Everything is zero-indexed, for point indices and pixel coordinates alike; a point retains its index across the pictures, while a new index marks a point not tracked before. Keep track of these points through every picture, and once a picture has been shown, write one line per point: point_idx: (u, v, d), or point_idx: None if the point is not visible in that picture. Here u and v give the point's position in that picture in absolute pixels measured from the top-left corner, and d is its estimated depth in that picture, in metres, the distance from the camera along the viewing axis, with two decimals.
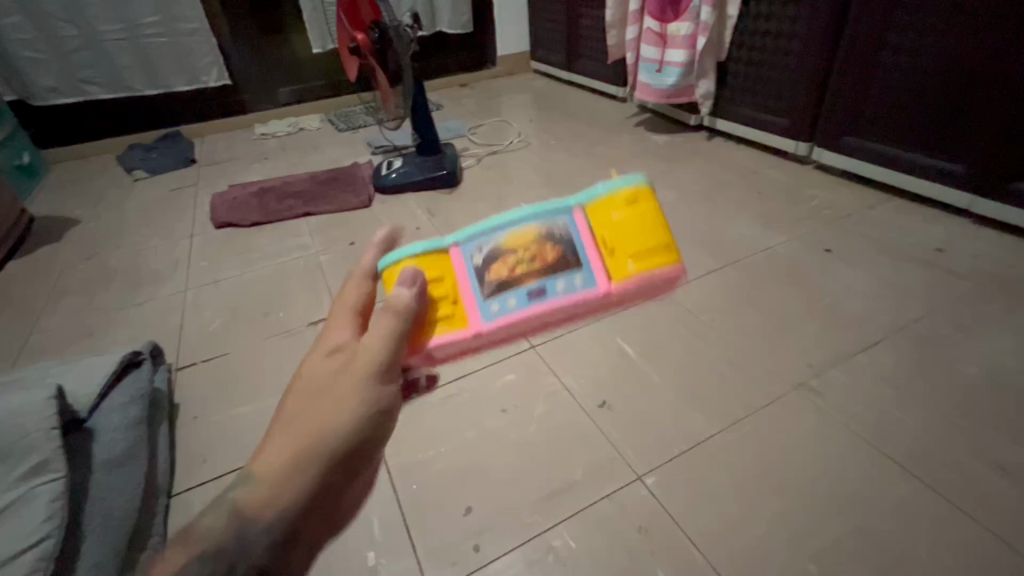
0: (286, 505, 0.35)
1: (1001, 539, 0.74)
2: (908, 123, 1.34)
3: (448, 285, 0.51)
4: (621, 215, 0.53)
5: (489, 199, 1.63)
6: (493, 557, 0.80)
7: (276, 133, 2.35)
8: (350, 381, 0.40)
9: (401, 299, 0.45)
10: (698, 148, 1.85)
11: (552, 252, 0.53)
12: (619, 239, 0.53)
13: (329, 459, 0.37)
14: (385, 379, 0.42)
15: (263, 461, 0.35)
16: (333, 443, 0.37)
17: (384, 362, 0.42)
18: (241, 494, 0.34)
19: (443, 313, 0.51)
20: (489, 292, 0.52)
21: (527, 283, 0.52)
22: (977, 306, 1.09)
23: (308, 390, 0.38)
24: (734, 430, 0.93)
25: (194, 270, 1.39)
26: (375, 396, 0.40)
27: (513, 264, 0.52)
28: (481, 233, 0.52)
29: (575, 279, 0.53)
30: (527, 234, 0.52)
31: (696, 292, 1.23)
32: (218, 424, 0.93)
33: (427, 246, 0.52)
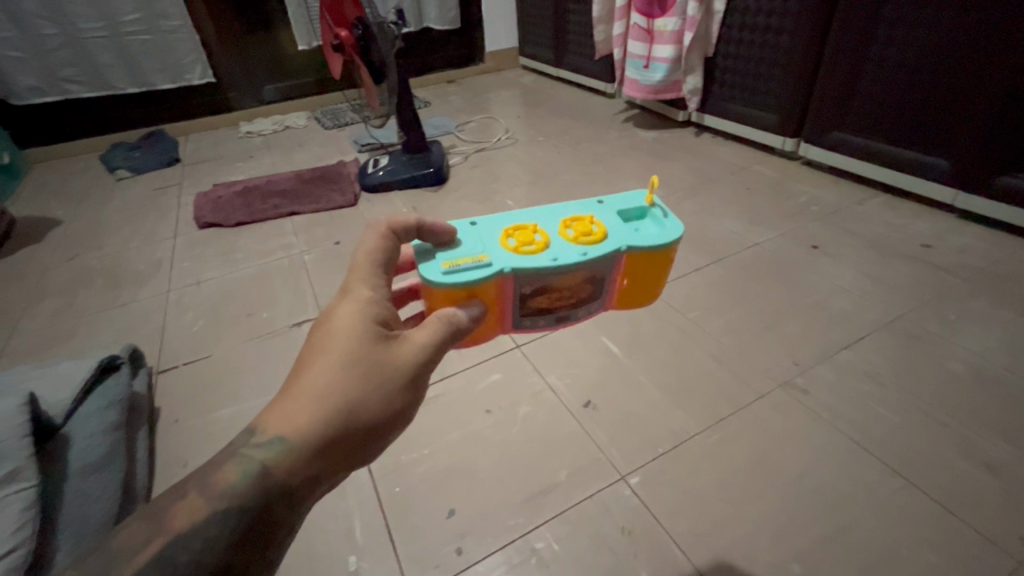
0: (309, 466, 0.40)
1: (987, 538, 0.70)
2: (893, 119, 1.43)
3: (493, 309, 0.53)
4: (652, 267, 0.56)
5: (476, 195, 1.76)
6: (476, 559, 0.73)
7: (263, 131, 2.48)
8: (390, 375, 0.44)
9: (459, 317, 0.48)
10: (686, 144, 1.98)
11: (587, 291, 0.55)
12: (639, 285, 0.57)
13: (354, 436, 0.42)
14: (418, 377, 0.46)
15: (293, 428, 0.40)
16: (362, 422, 0.42)
17: (423, 364, 0.46)
18: (270, 454, 0.39)
19: (483, 329, 0.54)
20: (526, 316, 0.55)
21: (557, 312, 0.56)
22: (963, 304, 1.09)
23: (350, 378, 0.42)
24: (716, 430, 0.87)
25: (177, 271, 1.48)
26: (405, 391, 0.45)
27: (553, 299, 0.54)
28: (537, 270, 0.51)
29: (592, 309, 0.58)
30: (574, 279, 0.53)
31: (676, 289, 1.21)
32: (199, 427, 0.99)
33: (484, 276, 0.49)
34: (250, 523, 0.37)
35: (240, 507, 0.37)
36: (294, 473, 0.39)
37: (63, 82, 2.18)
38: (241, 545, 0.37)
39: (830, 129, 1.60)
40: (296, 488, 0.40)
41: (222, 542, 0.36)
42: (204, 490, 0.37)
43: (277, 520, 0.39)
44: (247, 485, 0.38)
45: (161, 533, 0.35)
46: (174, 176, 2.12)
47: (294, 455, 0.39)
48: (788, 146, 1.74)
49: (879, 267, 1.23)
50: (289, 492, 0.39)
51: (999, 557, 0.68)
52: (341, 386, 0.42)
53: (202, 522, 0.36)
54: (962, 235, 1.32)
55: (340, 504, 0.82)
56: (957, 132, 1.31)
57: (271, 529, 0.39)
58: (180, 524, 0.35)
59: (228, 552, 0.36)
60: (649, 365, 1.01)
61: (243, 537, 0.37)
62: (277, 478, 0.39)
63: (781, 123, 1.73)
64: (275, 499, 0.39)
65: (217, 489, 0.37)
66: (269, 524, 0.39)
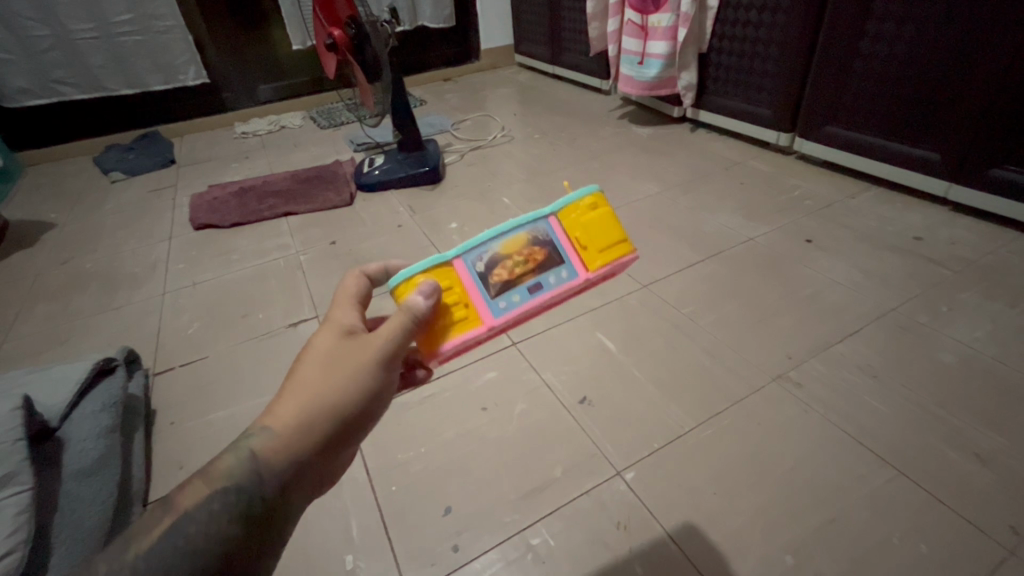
0: (291, 455, 0.42)
1: (977, 528, 0.71)
2: (886, 112, 1.44)
3: (458, 292, 0.55)
4: (590, 218, 0.59)
5: (471, 193, 1.76)
6: (472, 556, 0.74)
7: (258, 131, 2.48)
8: (359, 364, 0.47)
9: (417, 304, 0.50)
10: (681, 140, 1.97)
11: (540, 253, 0.58)
12: (590, 236, 0.59)
13: (332, 426, 0.44)
14: (389, 366, 0.49)
15: (275, 418, 0.42)
16: (336, 413, 0.45)
17: (392, 353, 0.48)
18: (256, 443, 0.41)
19: (458, 316, 0.54)
20: (495, 294, 0.56)
21: (524, 281, 0.57)
22: (955, 296, 1.10)
23: (321, 371, 0.45)
24: (711, 424, 0.88)
25: (172, 273, 1.48)
26: (376, 379, 0.47)
27: (511, 268, 0.56)
28: (477, 244, 0.56)
29: (561, 272, 0.58)
30: (516, 243, 0.57)
31: (670, 285, 1.21)
32: (195, 428, 0.99)
33: (432, 259, 0.54)
34: (248, 501, 0.39)
35: (238, 487, 0.40)
36: (279, 459, 0.41)
37: (55, 84, 2.17)
38: (243, 521, 0.39)
39: (823, 123, 1.60)
40: (285, 477, 0.42)
41: (225, 516, 0.38)
42: (204, 476, 0.40)
43: (270, 504, 0.41)
44: (240, 470, 0.40)
45: (171, 512, 0.37)
46: (169, 178, 2.11)
47: (277, 442, 0.42)
48: (782, 141, 1.74)
49: (872, 260, 1.23)
50: (277, 480, 0.41)
51: (987, 546, 0.69)
52: (315, 378, 0.45)
53: (205, 500, 0.38)
54: (955, 227, 1.32)
55: (336, 502, 0.83)
56: (948, 125, 1.32)
57: (267, 514, 0.41)
58: (186, 503, 0.38)
59: (230, 528, 0.38)
60: (643, 361, 1.01)
61: (242, 515, 0.39)
62: (265, 464, 0.41)
63: (775, 118, 1.73)
64: (267, 487, 0.41)
65: (213, 475, 0.40)
66: (265, 507, 0.40)
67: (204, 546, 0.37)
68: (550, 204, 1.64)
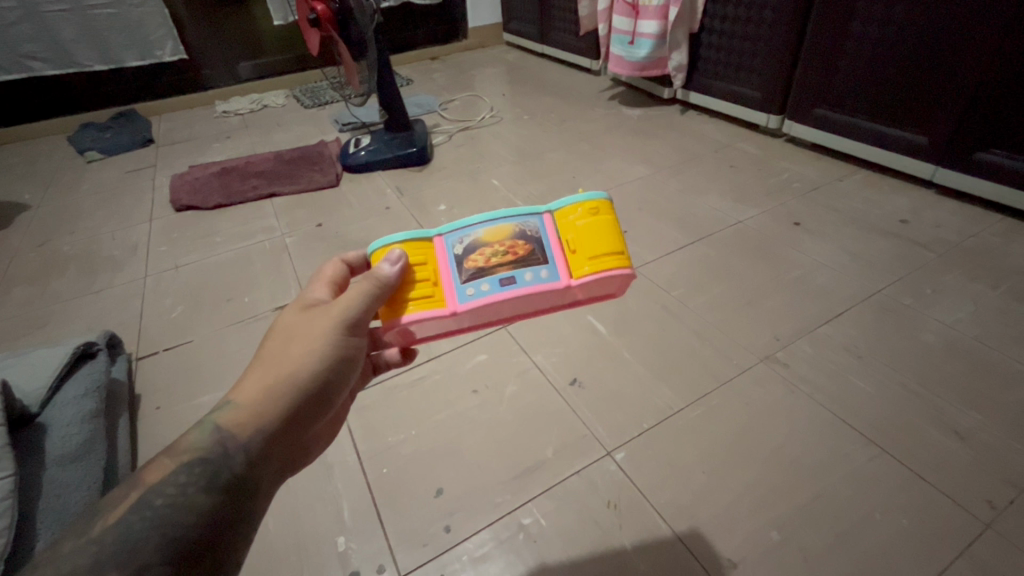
0: (254, 425, 0.45)
1: (954, 501, 0.73)
2: (876, 95, 1.43)
3: (430, 268, 0.55)
4: (587, 221, 0.55)
5: (460, 175, 1.73)
6: (464, 536, 0.74)
7: (239, 110, 2.41)
8: (318, 335, 0.50)
9: (382, 272, 0.51)
10: (671, 122, 1.96)
11: (522, 248, 0.55)
12: (583, 241, 0.55)
13: (292, 396, 0.47)
14: (349, 333, 0.52)
15: (241, 393, 0.46)
16: (296, 382, 0.48)
17: (350, 319, 0.51)
18: (222, 415, 0.45)
19: (422, 292, 0.53)
20: (466, 278, 0.54)
21: (497, 272, 0.54)
22: (938, 277, 1.11)
23: (282, 347, 0.49)
24: (701, 404, 0.89)
25: (153, 256, 1.45)
26: (337, 346, 0.51)
27: (488, 255, 0.55)
28: (460, 226, 0.56)
29: (540, 271, 0.54)
30: (499, 233, 0.56)
31: (661, 268, 1.21)
32: (181, 413, 0.98)
33: (413, 235, 0.56)
34: (216, 470, 0.42)
35: (204, 458, 0.42)
36: (245, 428, 0.45)
37: (24, 59, 2.09)
38: (215, 489, 0.41)
39: (814, 105, 1.59)
40: (253, 444, 0.44)
41: (195, 486, 0.40)
42: (171, 452, 0.42)
43: (238, 472, 0.43)
44: (207, 440, 0.43)
45: (136, 487, 0.39)
46: (148, 158, 2.05)
47: (240, 412, 0.45)
48: (772, 123, 1.74)
49: (858, 242, 1.24)
50: (245, 451, 0.44)
51: (966, 520, 0.71)
52: (278, 353, 0.49)
53: (171, 473, 0.41)
54: (939, 210, 1.34)
55: (326, 485, 0.82)
56: (937, 107, 1.32)
57: (240, 484, 0.43)
58: (154, 477, 0.40)
59: (199, 495, 0.40)
60: (634, 343, 1.02)
61: (211, 484, 0.41)
62: (230, 434, 0.44)
63: (766, 100, 1.72)
64: (235, 456, 0.43)
65: (181, 450, 0.42)
66: (237, 477, 0.42)
67: (176, 513, 0.38)
68: (540, 186, 1.62)
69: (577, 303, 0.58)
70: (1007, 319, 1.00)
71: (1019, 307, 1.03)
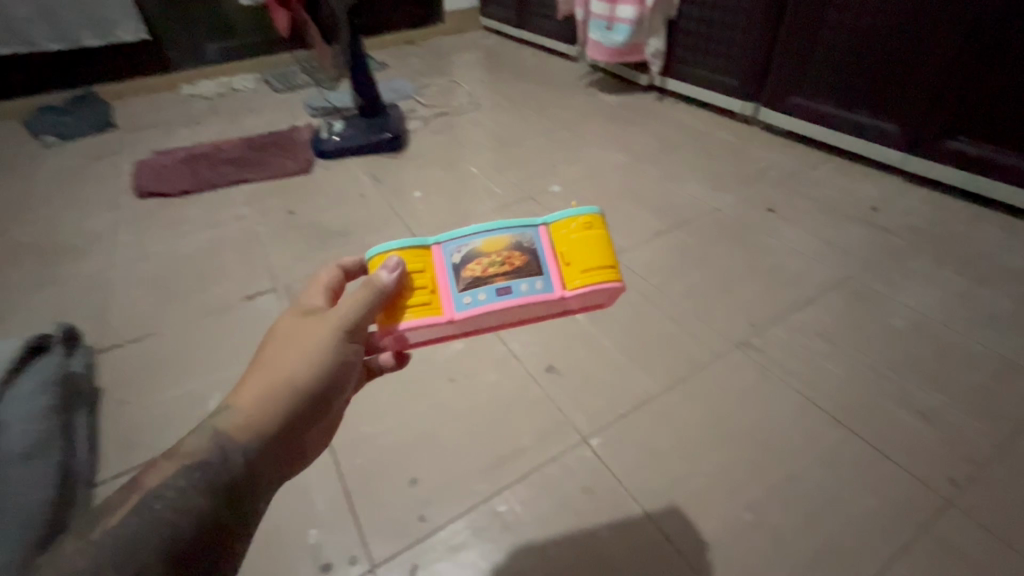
0: (253, 431, 0.45)
1: (918, 480, 0.75)
2: (850, 82, 1.45)
3: (428, 277, 0.53)
4: (581, 234, 0.54)
5: (436, 161, 1.70)
6: (439, 525, 0.73)
7: (207, 93, 2.33)
8: (317, 340, 0.49)
9: (381, 279, 0.50)
10: (649, 109, 1.96)
11: (518, 258, 0.54)
12: (578, 253, 0.54)
13: (291, 403, 0.47)
14: (348, 340, 0.50)
15: (239, 399, 0.46)
16: (294, 388, 0.47)
17: (350, 325, 0.50)
18: (221, 420, 0.45)
19: (420, 300, 0.52)
20: (463, 287, 0.53)
21: (494, 281, 0.53)
22: (906, 263, 1.14)
23: (280, 353, 0.48)
24: (676, 390, 0.89)
25: (116, 244, 1.39)
26: (336, 353, 0.49)
27: (485, 265, 0.53)
28: (458, 234, 0.55)
29: (535, 282, 0.53)
30: (497, 243, 0.54)
31: (639, 255, 1.21)
32: (147, 407, 0.94)
33: (410, 241, 0.54)
34: (215, 475, 0.42)
35: (202, 461, 0.42)
36: (243, 433, 0.44)
37: None
38: (213, 493, 0.42)
39: (789, 92, 1.60)
40: (252, 449, 0.45)
41: (193, 490, 0.41)
42: (169, 456, 0.42)
43: (237, 477, 0.43)
44: (206, 446, 0.43)
45: (137, 490, 0.40)
46: (110, 143, 1.97)
47: (239, 417, 0.45)
48: (747, 111, 1.74)
49: (831, 229, 1.26)
50: (244, 456, 0.44)
51: (930, 497, 0.73)
52: (277, 358, 0.48)
53: (172, 475, 0.41)
54: (907, 197, 1.37)
55: (299, 477, 0.81)
56: (907, 95, 1.34)
57: (239, 487, 0.43)
58: (151, 482, 0.40)
59: (198, 500, 0.41)
60: (611, 329, 1.02)
61: (209, 489, 0.42)
62: (229, 440, 0.44)
63: (741, 87, 1.73)
64: (234, 461, 0.43)
65: (179, 454, 0.42)
66: (235, 481, 0.43)
67: (173, 518, 0.39)
68: (518, 173, 1.61)
69: (569, 312, 0.57)
70: (971, 303, 1.03)
71: (982, 291, 1.06)
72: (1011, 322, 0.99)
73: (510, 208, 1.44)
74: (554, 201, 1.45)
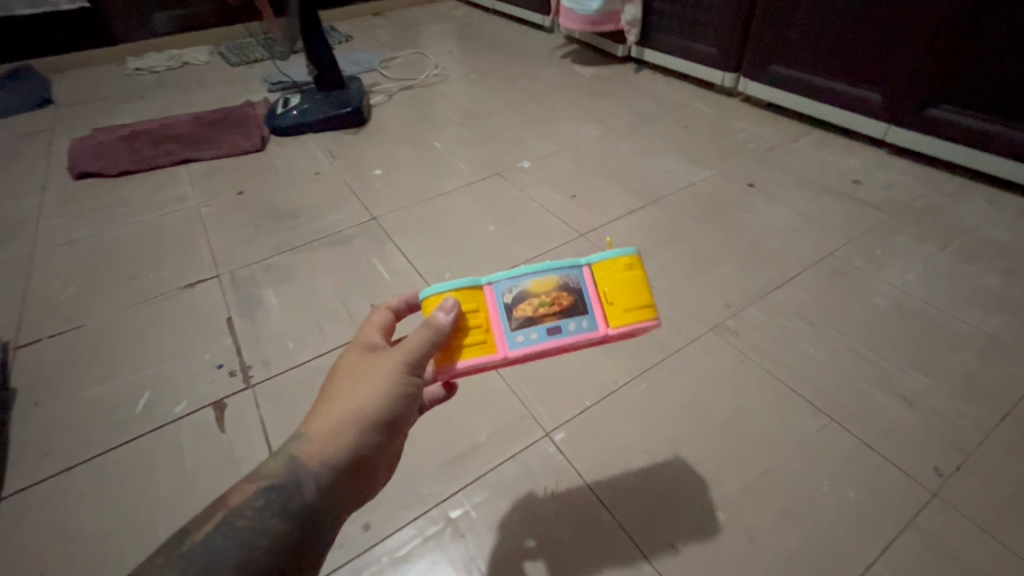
0: (326, 460, 0.44)
1: (900, 470, 0.70)
2: (832, 50, 1.37)
3: (481, 319, 0.50)
4: (628, 273, 0.51)
5: (399, 137, 1.60)
6: (386, 534, 0.67)
7: (155, 67, 2.16)
8: (382, 373, 0.48)
9: (440, 320, 0.47)
10: (626, 81, 1.87)
11: (566, 298, 0.50)
12: (629, 291, 0.50)
13: (360, 434, 0.46)
14: (412, 372, 0.48)
15: (312, 427, 0.45)
16: (363, 420, 0.46)
17: (413, 360, 0.48)
18: (296, 448, 0.44)
19: (474, 339, 0.49)
20: (515, 327, 0.50)
21: (545, 321, 0.50)
22: (888, 238, 1.09)
23: (348, 385, 0.47)
24: (645, 378, 0.83)
25: (44, 230, 1.27)
26: (400, 385, 0.48)
27: (538, 306, 0.50)
28: (510, 273, 0.51)
29: (582, 321, 0.50)
30: (547, 281, 0.51)
31: (611, 234, 1.14)
32: (65, 409, 0.85)
33: (463, 282, 0.50)
34: (290, 500, 0.42)
35: (280, 485, 0.42)
36: (316, 461, 0.44)
37: None
38: (289, 515, 0.41)
39: (769, 62, 1.53)
40: (324, 478, 0.44)
41: (271, 512, 0.41)
42: (251, 478, 0.43)
43: (311, 504, 0.43)
44: (282, 471, 0.43)
45: (220, 508, 0.40)
46: (46, 120, 1.82)
47: (312, 445, 0.44)
48: (727, 82, 1.66)
49: (811, 203, 1.20)
50: (318, 484, 0.43)
51: (913, 489, 0.68)
52: (345, 389, 0.47)
53: (251, 496, 0.41)
54: (890, 170, 1.31)
55: None
56: (890, 62, 1.28)
57: (313, 516, 0.43)
58: (234, 501, 0.41)
59: (277, 522, 0.41)
60: None
61: (287, 513, 0.41)
62: (303, 466, 0.43)
63: (720, 57, 1.64)
64: (307, 488, 0.43)
65: (258, 477, 0.43)
66: (309, 508, 0.42)
67: (256, 537, 0.39)
68: (486, 148, 1.51)
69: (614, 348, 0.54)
70: (954, 280, 0.98)
71: (966, 267, 1.01)
72: (996, 299, 0.94)
73: (476, 185, 1.35)
74: (523, 177, 1.37)
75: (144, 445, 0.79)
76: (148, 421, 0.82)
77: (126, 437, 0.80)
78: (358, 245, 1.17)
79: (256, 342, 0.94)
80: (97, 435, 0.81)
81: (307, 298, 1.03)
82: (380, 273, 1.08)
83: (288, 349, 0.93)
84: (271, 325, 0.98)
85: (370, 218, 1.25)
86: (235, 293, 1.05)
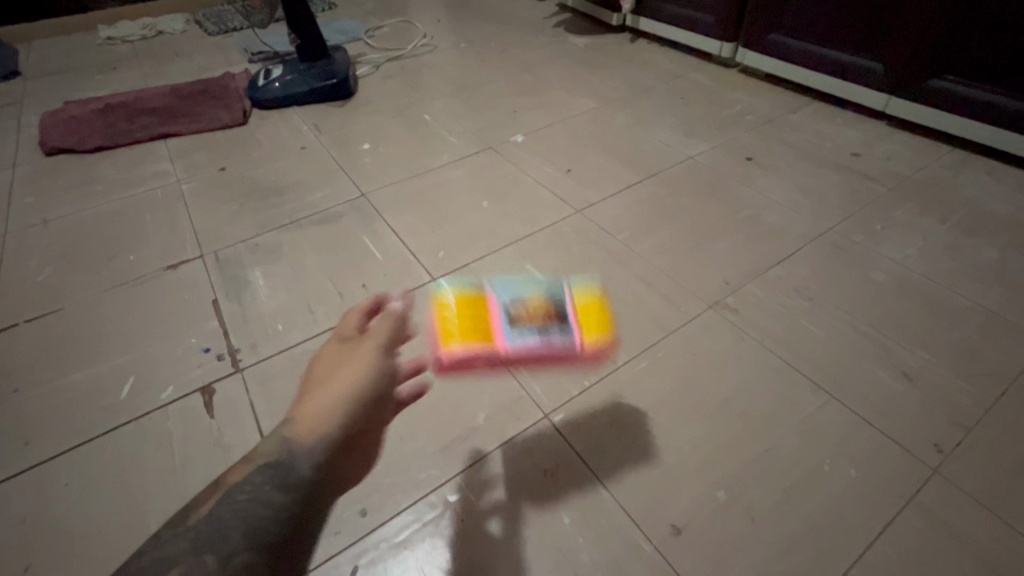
0: (322, 430, 0.48)
1: (900, 447, 0.69)
2: (833, 17, 1.33)
3: None
4: None
5: (387, 109, 1.54)
6: (383, 520, 0.65)
7: (128, 36, 2.06)
8: (357, 355, 0.56)
9: (393, 316, 0.61)
10: (620, 50, 1.81)
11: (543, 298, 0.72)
12: None
13: (350, 408, 0.51)
14: (385, 356, 0.57)
15: (303, 411, 0.50)
16: (351, 396, 0.51)
17: (383, 343, 0.57)
18: (291, 428, 0.48)
19: None
20: (509, 327, 0.69)
21: None
22: (888, 212, 1.07)
23: (331, 377, 0.53)
24: (644, 357, 0.82)
25: (16, 209, 1.21)
26: (378, 364, 0.55)
27: None
28: None
29: None
30: None
31: (608, 209, 1.11)
32: (45, 395, 0.81)
33: None
34: (285, 475, 0.44)
35: (273, 461, 0.46)
36: (311, 436, 0.48)
37: None
38: (287, 488, 0.44)
39: (768, 31, 1.48)
40: (320, 449, 0.47)
41: (268, 484, 0.44)
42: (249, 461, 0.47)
43: (309, 476, 0.45)
44: (277, 449, 0.47)
45: (220, 487, 0.44)
46: (13, 92, 1.73)
47: (305, 423, 0.49)
48: (725, 52, 1.62)
49: (811, 177, 1.18)
50: (315, 455, 0.47)
51: (912, 464, 0.68)
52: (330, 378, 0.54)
53: (251, 474, 0.45)
54: (890, 142, 1.29)
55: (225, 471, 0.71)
56: (893, 30, 1.24)
57: (311, 486, 0.45)
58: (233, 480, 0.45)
59: (274, 494, 0.43)
60: None
61: (284, 485, 0.44)
62: (298, 442, 0.47)
63: (718, 25, 1.59)
64: (302, 464, 0.46)
65: (255, 458, 0.47)
66: (306, 480, 0.45)
67: (254, 506, 0.42)
68: (478, 121, 1.46)
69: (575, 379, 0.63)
70: (954, 255, 0.97)
71: (966, 241, 1.00)
72: (996, 274, 0.93)
73: (468, 160, 1.30)
74: (517, 151, 1.32)
75: (131, 431, 0.76)
76: (135, 407, 0.79)
77: (113, 424, 0.77)
78: (347, 223, 1.13)
79: (244, 325, 0.91)
80: (80, 423, 0.77)
81: (295, 279, 1.00)
82: (370, 252, 1.05)
83: (277, 331, 0.90)
84: (260, 307, 0.94)
85: (359, 195, 1.21)
86: (220, 273, 1.02)
